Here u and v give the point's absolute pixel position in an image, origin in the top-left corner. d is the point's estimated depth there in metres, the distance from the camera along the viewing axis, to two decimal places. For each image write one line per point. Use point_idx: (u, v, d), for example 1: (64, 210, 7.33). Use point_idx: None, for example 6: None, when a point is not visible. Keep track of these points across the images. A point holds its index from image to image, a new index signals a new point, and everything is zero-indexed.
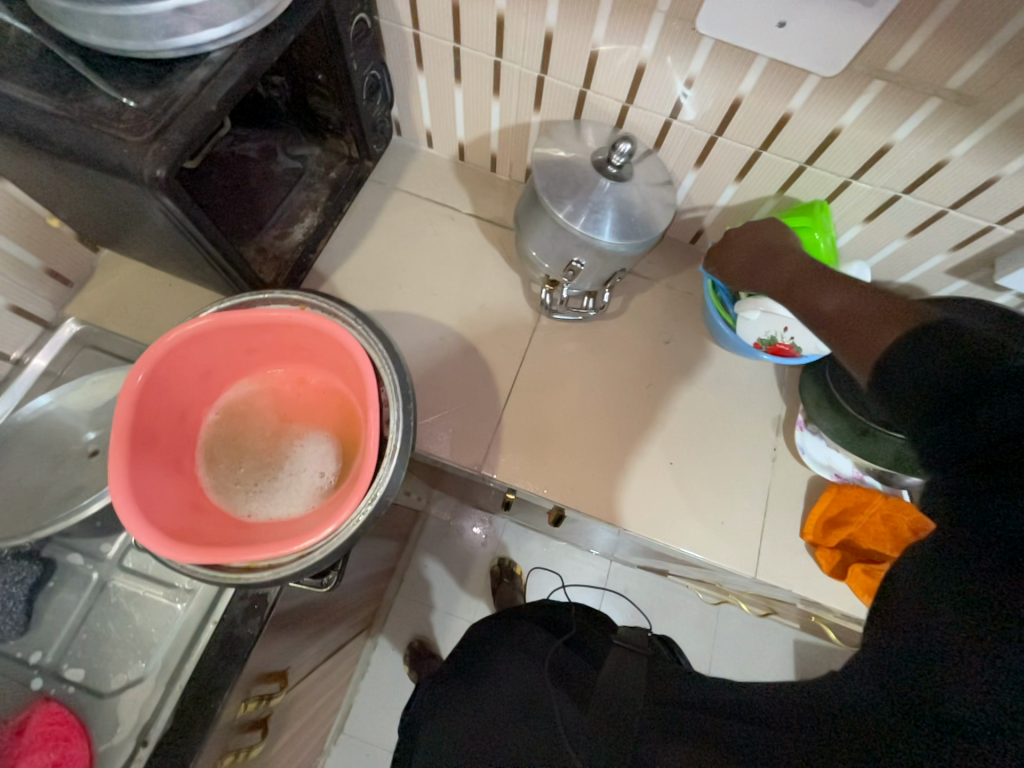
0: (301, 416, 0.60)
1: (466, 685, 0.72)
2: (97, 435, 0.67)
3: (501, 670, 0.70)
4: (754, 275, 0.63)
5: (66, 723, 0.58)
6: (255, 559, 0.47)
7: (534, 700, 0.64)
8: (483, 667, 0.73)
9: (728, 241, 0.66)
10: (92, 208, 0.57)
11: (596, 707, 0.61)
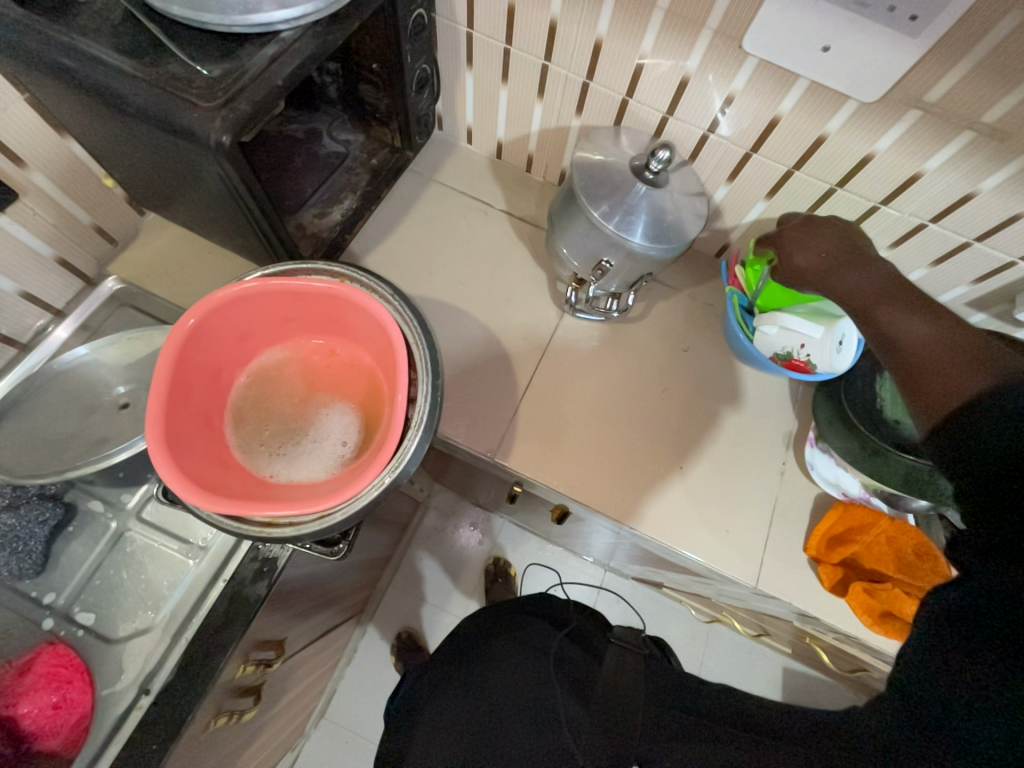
0: (328, 387, 0.61)
1: (458, 678, 0.72)
2: (128, 389, 0.68)
3: (495, 665, 0.70)
4: (830, 283, 0.58)
5: (72, 666, 0.59)
6: (278, 514, 0.49)
7: (535, 688, 0.65)
8: (475, 662, 0.73)
9: (809, 232, 0.61)
10: (151, 170, 0.60)
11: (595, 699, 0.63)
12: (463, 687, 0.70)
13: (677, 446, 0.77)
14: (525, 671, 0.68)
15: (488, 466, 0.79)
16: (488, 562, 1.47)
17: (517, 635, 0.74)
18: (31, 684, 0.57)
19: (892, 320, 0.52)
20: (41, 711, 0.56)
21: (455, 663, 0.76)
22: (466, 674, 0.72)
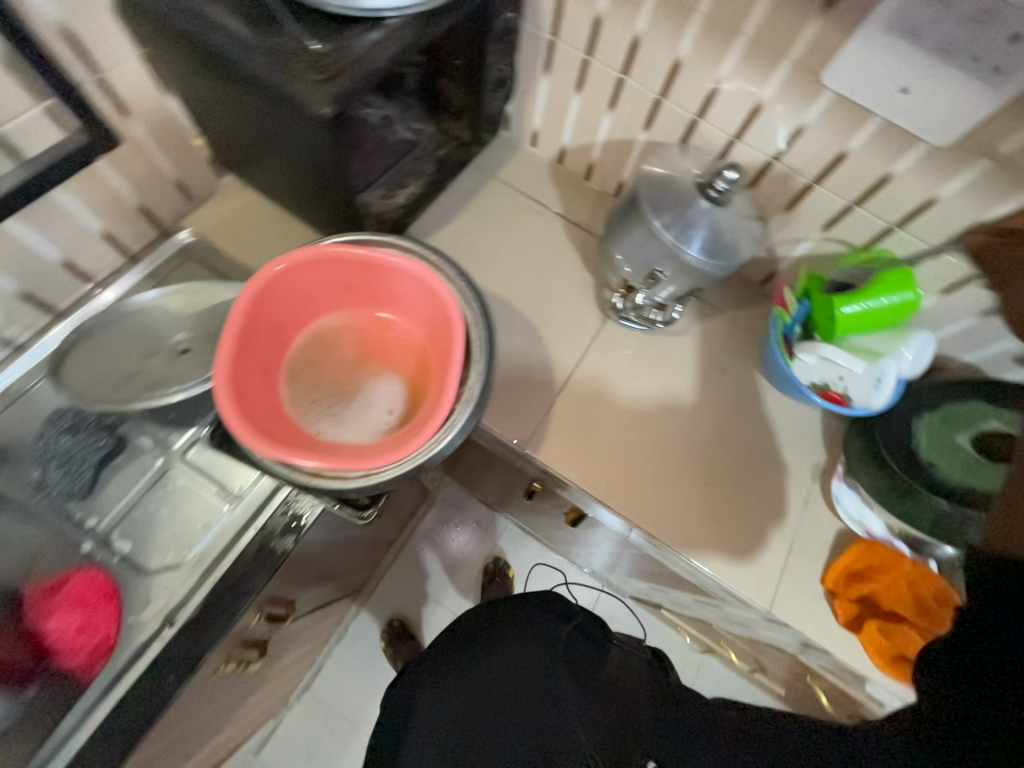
0: (380, 359, 0.64)
1: (452, 674, 0.71)
2: (186, 337, 0.71)
3: (503, 655, 0.70)
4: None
5: (98, 590, 0.61)
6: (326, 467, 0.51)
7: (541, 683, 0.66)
8: (477, 650, 0.72)
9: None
10: (246, 131, 0.64)
11: (606, 697, 0.63)
12: (459, 688, 0.69)
13: (705, 463, 0.78)
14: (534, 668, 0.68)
15: (512, 456, 0.81)
16: (489, 561, 1.47)
17: (514, 625, 0.73)
18: (62, 600, 0.60)
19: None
20: (64, 630, 0.59)
21: (447, 655, 0.74)
22: (465, 669, 0.71)
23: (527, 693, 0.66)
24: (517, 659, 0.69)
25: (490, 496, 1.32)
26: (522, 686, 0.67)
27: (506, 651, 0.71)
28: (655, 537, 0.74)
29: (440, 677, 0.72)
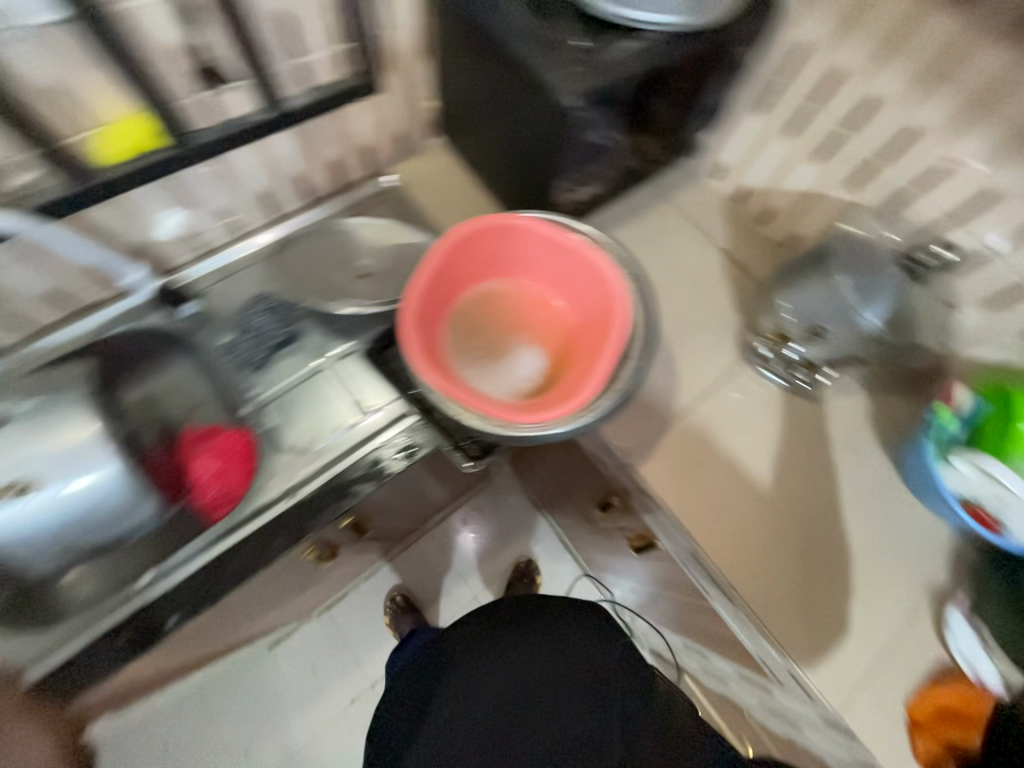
0: (532, 331, 0.69)
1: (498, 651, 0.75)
2: (367, 263, 0.81)
3: (559, 660, 0.74)
4: None
5: (237, 447, 0.70)
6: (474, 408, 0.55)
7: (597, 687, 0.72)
8: (533, 641, 0.76)
9: None
10: (485, 104, 0.72)
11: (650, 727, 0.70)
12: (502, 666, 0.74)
13: (806, 537, 0.74)
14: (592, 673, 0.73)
15: (609, 470, 0.79)
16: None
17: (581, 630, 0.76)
18: (208, 448, 0.69)
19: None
20: (205, 471, 0.68)
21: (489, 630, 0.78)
22: (518, 651, 0.75)
23: (579, 701, 0.72)
24: (578, 657, 0.74)
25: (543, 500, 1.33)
26: (580, 682, 0.73)
27: (567, 648, 0.75)
28: (731, 591, 0.72)
29: (489, 650, 0.76)
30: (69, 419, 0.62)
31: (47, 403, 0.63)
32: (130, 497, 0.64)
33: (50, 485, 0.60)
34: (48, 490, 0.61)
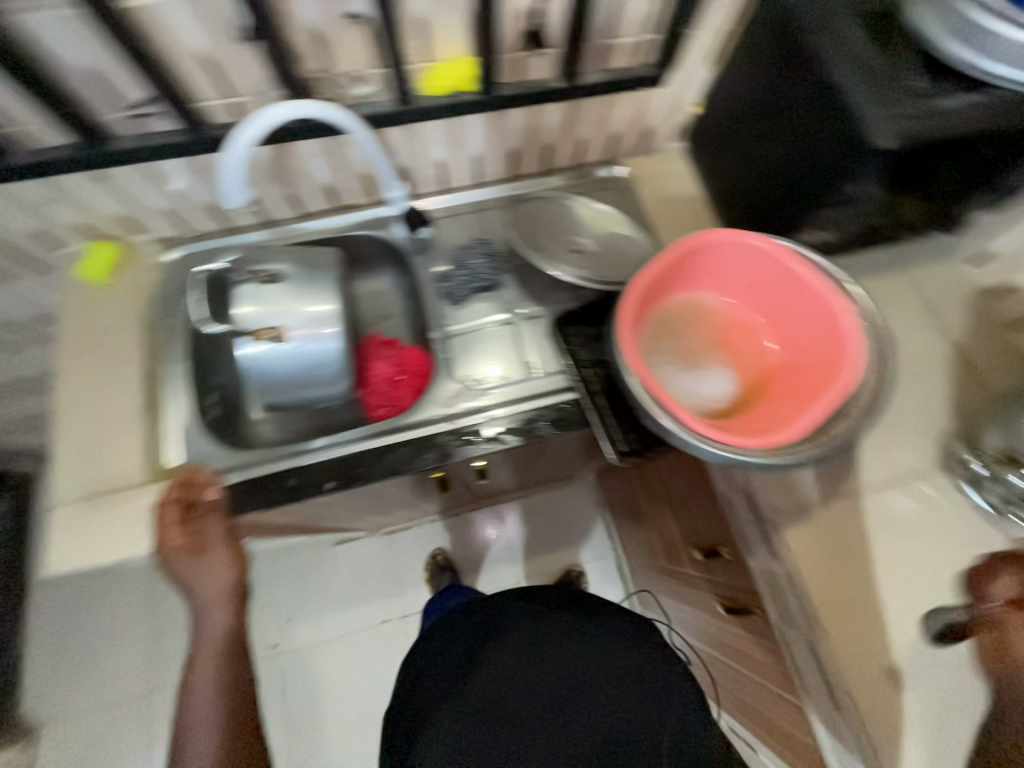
0: (728, 355, 0.67)
1: (556, 633, 0.79)
2: (579, 238, 0.83)
3: (607, 655, 0.76)
4: None
5: (415, 359, 0.85)
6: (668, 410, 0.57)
7: (653, 690, 0.74)
8: (586, 630, 0.79)
9: None
10: (766, 121, 0.70)
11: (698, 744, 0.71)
12: (556, 646, 0.78)
13: (965, 684, 0.63)
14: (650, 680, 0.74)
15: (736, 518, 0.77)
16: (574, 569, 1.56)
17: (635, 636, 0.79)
18: (391, 356, 0.84)
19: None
20: (386, 367, 0.84)
21: (546, 608, 0.83)
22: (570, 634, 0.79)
23: (620, 697, 0.73)
24: (637, 656, 0.76)
25: (629, 520, 1.38)
26: (623, 685, 0.74)
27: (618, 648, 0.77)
28: (843, 699, 0.64)
29: (543, 623, 0.80)
30: (324, 286, 0.68)
31: (311, 265, 0.69)
32: (347, 371, 0.72)
33: (295, 338, 0.66)
34: (293, 341, 0.66)
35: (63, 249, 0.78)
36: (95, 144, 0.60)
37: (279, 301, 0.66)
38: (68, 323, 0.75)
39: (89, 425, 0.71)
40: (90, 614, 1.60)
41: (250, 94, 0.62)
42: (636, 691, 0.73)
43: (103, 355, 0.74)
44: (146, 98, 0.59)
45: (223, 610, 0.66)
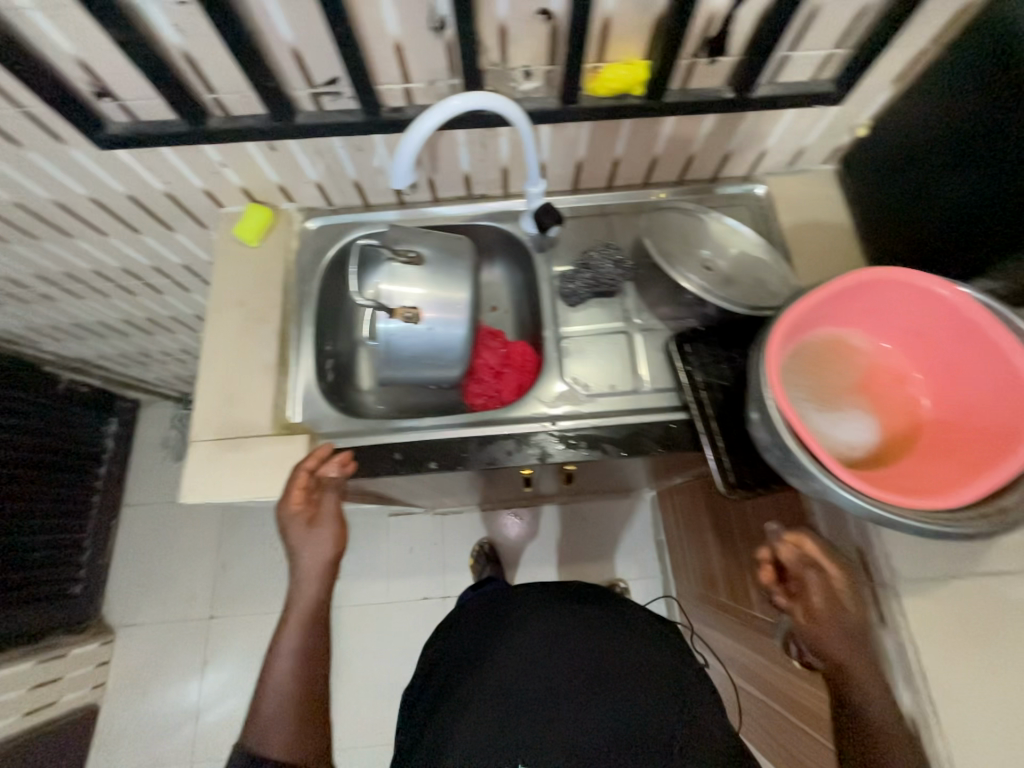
0: (869, 400, 0.62)
1: (571, 621, 0.81)
2: (708, 255, 0.80)
3: (613, 645, 0.78)
4: None
5: (519, 354, 0.85)
6: (814, 453, 0.54)
7: (667, 676, 0.76)
8: (593, 624, 0.81)
9: None
10: (950, 152, 0.64)
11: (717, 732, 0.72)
12: (572, 633, 0.80)
13: None
14: (665, 665, 0.77)
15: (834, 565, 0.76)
16: (617, 585, 1.54)
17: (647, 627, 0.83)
18: (497, 348, 0.85)
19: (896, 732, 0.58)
20: (490, 358, 0.84)
21: (556, 603, 0.85)
22: (576, 628, 0.80)
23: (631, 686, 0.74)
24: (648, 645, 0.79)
25: (688, 547, 1.35)
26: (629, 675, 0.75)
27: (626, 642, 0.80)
28: None
29: (551, 615, 0.83)
30: (460, 275, 0.70)
31: (450, 252, 0.71)
32: (466, 359, 0.73)
33: (430, 320, 0.69)
34: (426, 321, 0.69)
35: (224, 207, 0.85)
36: (283, 116, 0.65)
37: (419, 282, 0.69)
38: (221, 276, 0.82)
39: (228, 372, 0.77)
40: (169, 536, 1.76)
41: (427, 81, 0.64)
42: (650, 674, 0.75)
43: (246, 309, 0.80)
44: (336, 77, 0.62)
45: (315, 583, 0.67)
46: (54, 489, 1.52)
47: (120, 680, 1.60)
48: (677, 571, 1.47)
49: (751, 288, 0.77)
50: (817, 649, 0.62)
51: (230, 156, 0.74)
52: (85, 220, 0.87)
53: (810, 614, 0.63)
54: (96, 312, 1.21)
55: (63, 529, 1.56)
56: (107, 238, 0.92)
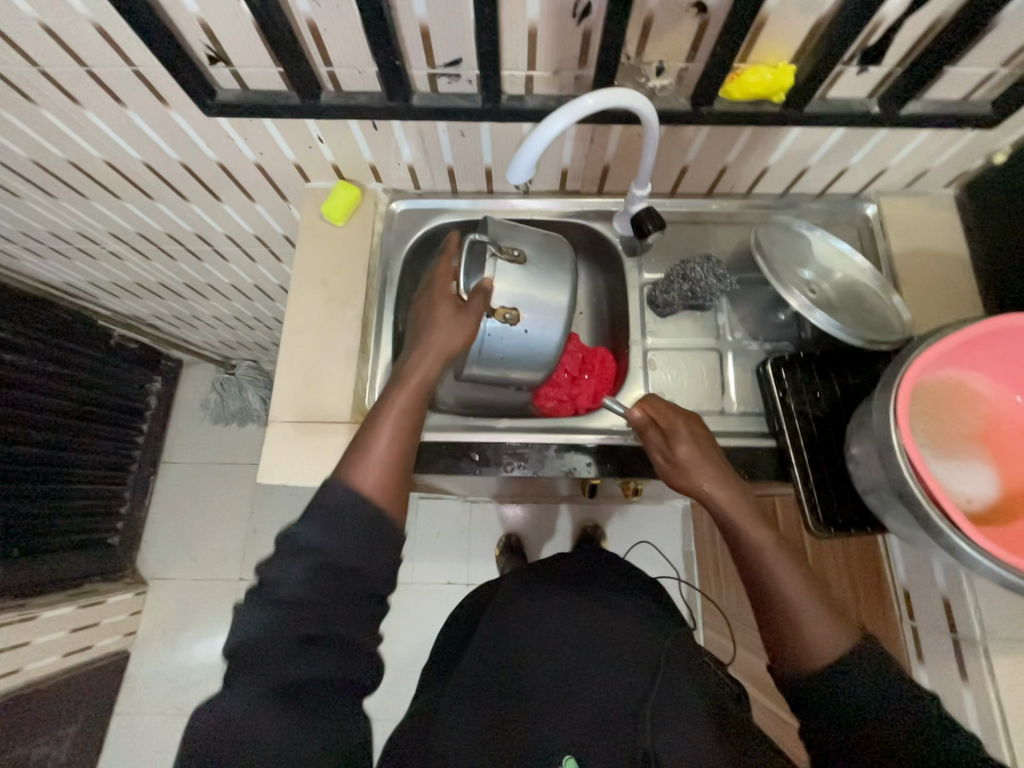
0: (992, 451, 0.59)
1: (535, 602, 0.79)
2: (813, 275, 0.76)
3: (597, 618, 0.74)
4: None
5: (598, 359, 0.81)
6: (939, 503, 0.51)
7: (639, 649, 0.70)
8: (582, 599, 0.78)
9: None
10: None
11: (694, 705, 0.63)
12: (549, 611, 0.76)
13: None
14: (635, 635, 0.72)
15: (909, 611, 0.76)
16: None
17: (626, 604, 0.78)
18: (575, 352, 0.81)
19: (775, 564, 0.57)
20: (566, 365, 0.80)
21: (548, 584, 0.83)
22: (561, 604, 0.78)
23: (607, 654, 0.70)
24: (633, 625, 0.74)
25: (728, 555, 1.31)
26: (609, 647, 0.70)
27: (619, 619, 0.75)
28: None
29: (538, 595, 0.80)
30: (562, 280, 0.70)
31: (548, 258, 0.71)
32: (554, 365, 0.73)
33: (530, 319, 0.69)
34: (523, 323, 0.69)
35: (311, 182, 0.83)
36: (399, 96, 0.62)
37: (521, 284, 0.69)
38: (306, 255, 0.80)
39: (310, 355, 0.76)
40: (203, 497, 1.79)
41: (552, 70, 0.61)
42: (628, 646, 0.70)
43: (329, 289, 0.79)
44: (461, 59, 0.59)
45: (432, 360, 0.65)
46: (97, 441, 1.54)
47: (149, 631, 1.65)
48: (708, 575, 1.43)
49: (857, 314, 0.72)
50: (694, 497, 0.62)
51: (330, 131, 0.71)
52: (170, 183, 0.85)
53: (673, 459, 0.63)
54: (158, 274, 1.21)
55: (105, 481, 1.59)
56: (187, 203, 0.90)
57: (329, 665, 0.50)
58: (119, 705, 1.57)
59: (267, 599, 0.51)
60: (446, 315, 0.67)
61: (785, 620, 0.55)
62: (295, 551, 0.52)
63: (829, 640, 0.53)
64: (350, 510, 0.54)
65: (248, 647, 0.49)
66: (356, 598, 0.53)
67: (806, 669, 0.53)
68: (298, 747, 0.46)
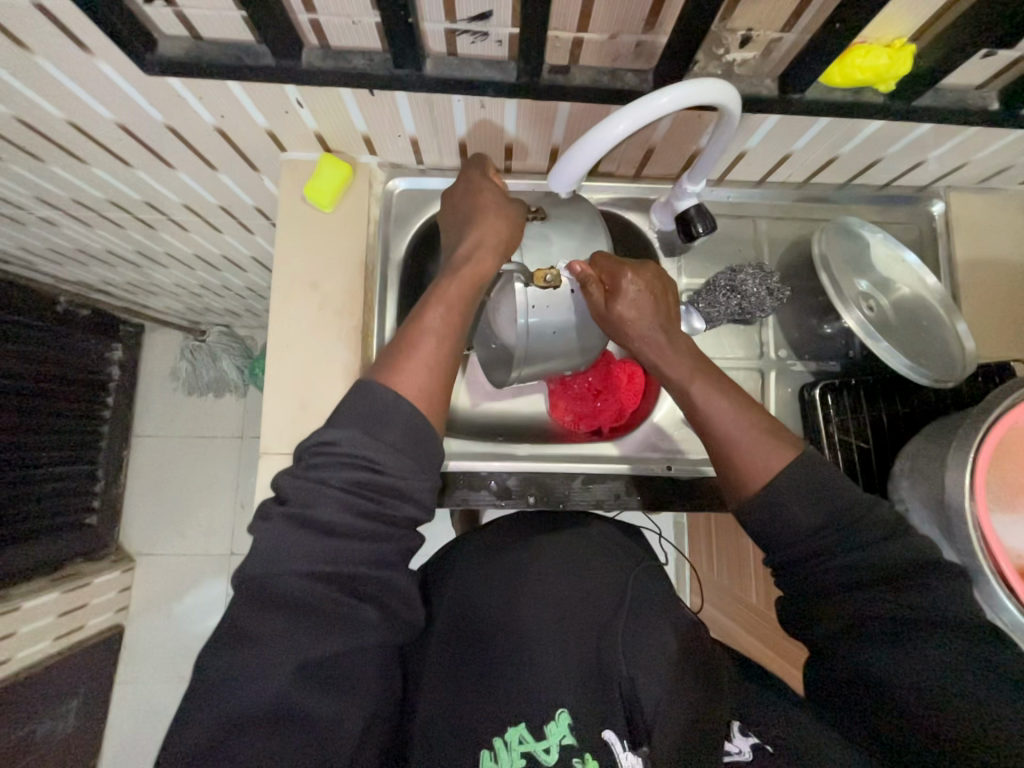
0: None
1: (525, 542, 0.69)
2: (869, 288, 0.67)
3: (584, 555, 0.67)
4: None
5: (626, 373, 0.76)
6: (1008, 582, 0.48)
7: (619, 587, 0.64)
8: (571, 536, 0.69)
9: None
10: None
11: (666, 645, 0.58)
12: (527, 558, 0.66)
13: None
14: (608, 572, 0.65)
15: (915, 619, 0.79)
16: None
17: (614, 548, 0.69)
18: (602, 365, 0.76)
19: (699, 399, 0.55)
20: (591, 380, 0.76)
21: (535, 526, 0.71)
22: (544, 543, 0.68)
23: (593, 590, 0.63)
24: (620, 564, 0.67)
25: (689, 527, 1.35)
26: (598, 589, 0.63)
27: (608, 562, 0.67)
28: None
29: (522, 530, 0.71)
30: (599, 255, 0.59)
31: (587, 227, 0.62)
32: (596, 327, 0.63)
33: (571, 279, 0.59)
34: (568, 283, 0.60)
35: (287, 151, 0.67)
36: (408, 62, 0.47)
37: (559, 248, 0.61)
38: (288, 246, 0.67)
39: (304, 374, 0.65)
40: (182, 472, 1.70)
41: (610, 36, 0.47)
42: (608, 584, 0.64)
43: (321, 294, 0.67)
44: (491, 14, 0.45)
45: (476, 225, 0.57)
46: (58, 421, 1.40)
47: (142, 605, 1.63)
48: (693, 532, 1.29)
49: (912, 337, 0.66)
50: (636, 344, 0.58)
51: (312, 93, 0.56)
52: (103, 145, 0.67)
53: (613, 302, 0.57)
54: (103, 241, 1.02)
55: (74, 462, 1.48)
56: (130, 169, 0.73)
57: (366, 608, 0.47)
58: (120, 673, 1.59)
59: (303, 518, 0.46)
60: (492, 189, 0.59)
61: (715, 439, 0.54)
62: (338, 457, 0.48)
63: (762, 459, 0.51)
64: (393, 412, 0.50)
65: (279, 568, 0.45)
66: (394, 527, 0.49)
67: (744, 492, 0.52)
68: (328, 695, 0.45)
